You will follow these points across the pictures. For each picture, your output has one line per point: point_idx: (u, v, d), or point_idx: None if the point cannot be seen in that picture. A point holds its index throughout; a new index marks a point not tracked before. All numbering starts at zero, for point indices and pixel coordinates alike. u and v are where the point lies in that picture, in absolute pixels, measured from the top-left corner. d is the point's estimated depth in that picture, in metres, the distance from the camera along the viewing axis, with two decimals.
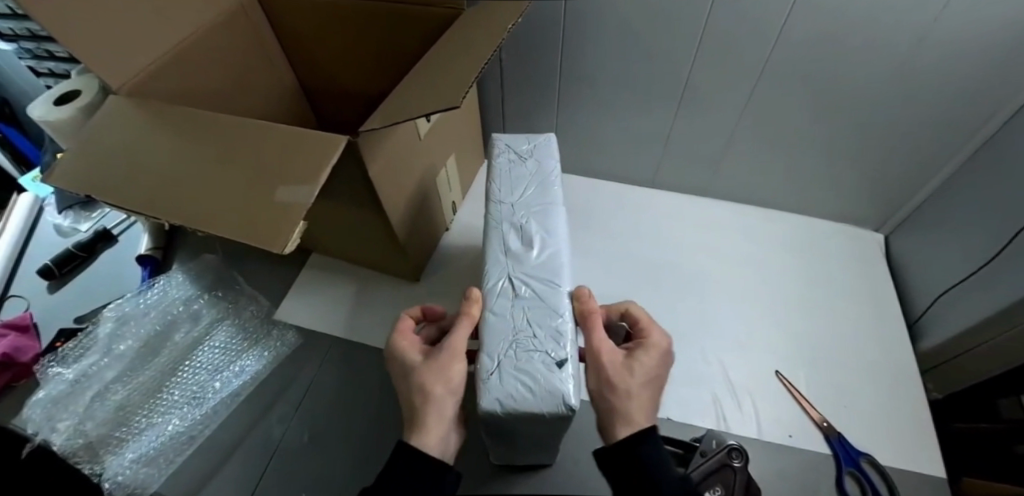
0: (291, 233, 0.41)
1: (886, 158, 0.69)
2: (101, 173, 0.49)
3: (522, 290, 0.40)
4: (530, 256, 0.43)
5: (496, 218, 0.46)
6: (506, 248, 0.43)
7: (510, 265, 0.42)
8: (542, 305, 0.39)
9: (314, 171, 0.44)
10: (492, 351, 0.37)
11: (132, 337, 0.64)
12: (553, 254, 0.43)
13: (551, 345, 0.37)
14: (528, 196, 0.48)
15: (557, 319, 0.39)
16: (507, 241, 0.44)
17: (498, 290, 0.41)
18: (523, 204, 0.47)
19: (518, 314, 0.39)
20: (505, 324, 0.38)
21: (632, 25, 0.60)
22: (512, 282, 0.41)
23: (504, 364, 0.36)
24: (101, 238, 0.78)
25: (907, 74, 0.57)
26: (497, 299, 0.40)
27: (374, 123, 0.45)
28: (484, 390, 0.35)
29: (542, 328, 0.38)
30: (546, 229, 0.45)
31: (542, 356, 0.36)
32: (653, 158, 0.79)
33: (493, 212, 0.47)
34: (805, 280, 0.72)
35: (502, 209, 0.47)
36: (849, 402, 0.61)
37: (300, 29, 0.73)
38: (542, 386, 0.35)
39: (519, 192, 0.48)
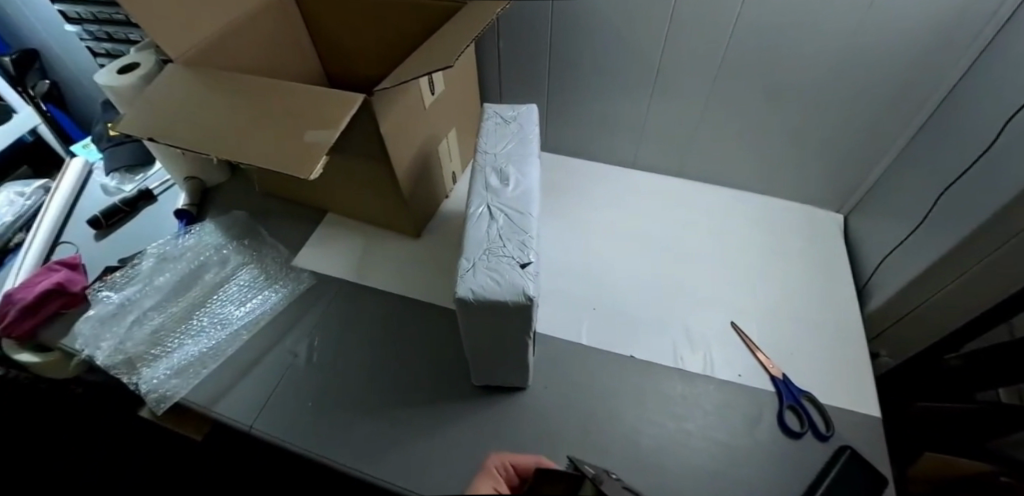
0: (315, 164, 0.51)
1: (839, 141, 0.77)
2: (160, 120, 0.60)
3: (497, 215, 0.50)
4: (505, 190, 0.52)
5: (480, 164, 0.55)
6: (486, 185, 0.53)
7: (489, 197, 0.51)
8: (512, 226, 0.49)
9: (335, 118, 0.54)
10: (469, 256, 0.46)
11: (169, 273, 0.73)
12: (525, 191, 0.52)
13: (518, 253, 0.46)
14: (508, 149, 0.57)
15: (524, 236, 0.48)
16: (488, 181, 0.53)
17: (478, 214, 0.50)
18: (503, 155, 0.56)
19: (492, 231, 0.48)
20: (482, 238, 0.48)
21: (610, 17, 0.70)
22: (489, 209, 0.50)
23: (478, 265, 0.45)
24: (143, 197, 0.88)
25: (848, 60, 0.66)
26: (477, 220, 0.49)
27: (385, 83, 0.55)
28: (461, 282, 0.44)
29: (511, 241, 0.47)
30: (521, 172, 0.54)
31: (509, 260, 0.45)
32: (634, 141, 0.88)
33: (479, 160, 0.56)
34: (765, 251, 0.80)
35: (486, 157, 0.56)
36: (795, 351, 0.68)
37: (328, 19, 0.84)
38: (507, 279, 0.44)
39: (501, 146, 0.58)
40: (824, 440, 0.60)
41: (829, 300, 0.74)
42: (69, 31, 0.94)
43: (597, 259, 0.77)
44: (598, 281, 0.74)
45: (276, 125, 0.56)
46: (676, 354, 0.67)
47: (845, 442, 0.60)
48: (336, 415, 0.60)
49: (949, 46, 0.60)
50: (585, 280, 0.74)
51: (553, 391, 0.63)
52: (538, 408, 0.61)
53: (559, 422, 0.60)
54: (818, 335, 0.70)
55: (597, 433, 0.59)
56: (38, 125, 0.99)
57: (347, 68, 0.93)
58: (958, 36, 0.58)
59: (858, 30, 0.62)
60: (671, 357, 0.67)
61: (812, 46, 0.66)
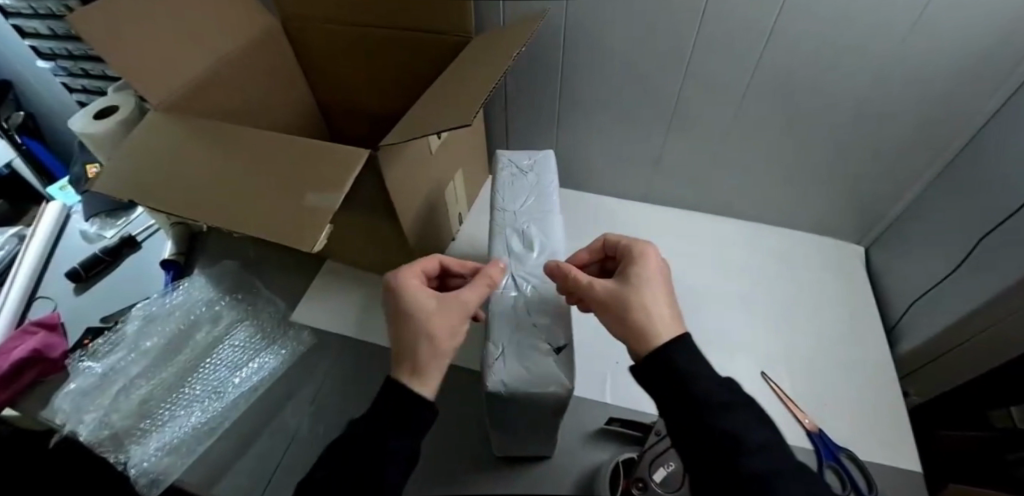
0: (319, 234, 0.46)
1: (862, 173, 0.74)
2: (142, 179, 0.55)
3: (523, 287, 0.45)
4: (530, 257, 0.48)
5: (499, 224, 0.51)
6: (509, 251, 0.48)
7: (513, 265, 0.47)
8: (541, 301, 0.44)
9: (339, 179, 0.49)
10: (496, 339, 0.42)
11: (157, 335, 0.68)
12: (551, 257, 0.48)
13: (550, 334, 0.42)
14: (528, 205, 0.53)
15: (554, 312, 0.44)
16: (510, 245, 0.49)
17: (502, 287, 0.45)
18: (524, 213, 0.52)
19: (520, 308, 0.44)
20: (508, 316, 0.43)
21: (626, 52, 0.66)
22: (514, 280, 0.46)
23: (507, 350, 0.41)
24: (126, 244, 0.83)
25: (877, 95, 0.63)
26: (501, 294, 0.45)
27: (393, 138, 0.50)
28: (490, 372, 0.39)
29: (541, 319, 0.43)
30: (544, 233, 0.50)
31: (541, 343, 0.41)
32: (647, 174, 0.84)
33: (498, 219, 0.52)
34: (788, 288, 0.77)
35: (506, 215, 0.52)
36: (830, 400, 0.65)
37: (322, 53, 0.79)
38: (541, 368, 0.39)
39: (521, 201, 0.53)
40: None
41: (860, 343, 0.71)
42: (42, 66, 0.88)
43: None
44: None
45: (274, 186, 0.51)
46: None
47: None
48: None
49: (984, 82, 0.57)
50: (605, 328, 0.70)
51: (579, 458, 0.59)
52: (563, 479, 0.57)
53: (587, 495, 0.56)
54: (851, 382, 0.67)
55: None
56: (13, 159, 0.94)
57: (343, 102, 0.89)
58: (995, 73, 0.55)
59: (890, 65, 0.59)
60: None
61: (840, 81, 0.63)
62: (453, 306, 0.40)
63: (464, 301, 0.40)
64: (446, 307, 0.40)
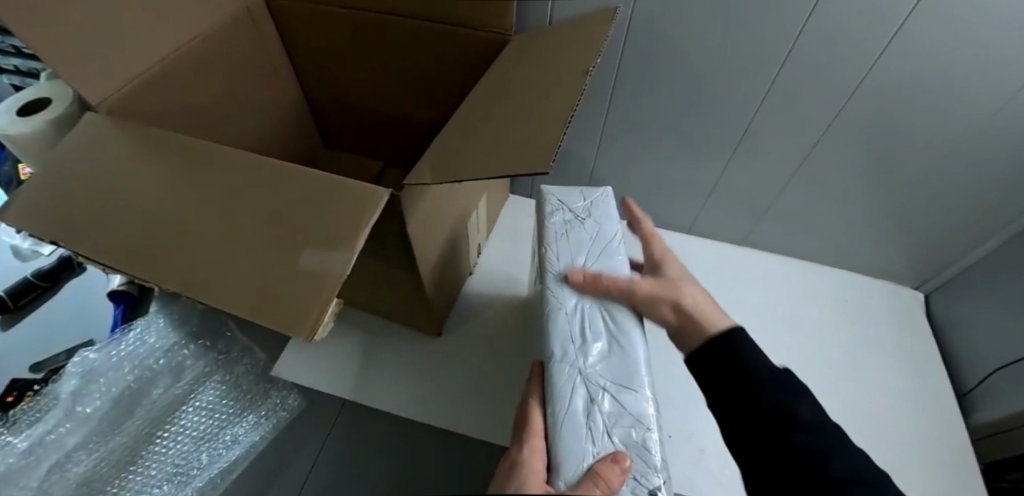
0: (321, 314, 0.33)
1: (947, 217, 0.64)
2: (67, 210, 0.40)
3: (601, 398, 0.33)
4: (603, 348, 0.36)
5: (555, 294, 0.39)
6: (572, 335, 0.36)
7: (580, 359, 0.35)
8: (625, 416, 0.33)
9: (349, 233, 0.36)
10: (570, 477, 0.29)
11: (102, 396, 0.54)
12: (629, 346, 0.36)
13: (639, 468, 0.31)
14: (593, 267, 0.41)
15: (641, 433, 0.33)
16: (574, 328, 0.37)
17: (571, 397, 0.33)
18: (587, 275, 0.40)
19: (597, 426, 0.32)
20: (584, 439, 0.31)
21: (694, 67, 0.55)
22: (586, 385, 0.34)
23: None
24: (67, 266, 0.67)
25: (991, 133, 0.52)
26: (568, 407, 0.33)
27: (423, 176, 0.37)
28: None
29: (626, 447, 0.32)
30: (617, 310, 0.39)
31: (630, 483, 0.30)
32: (695, 203, 0.73)
33: (553, 286, 0.39)
34: (844, 345, 0.69)
35: (564, 281, 0.40)
36: (900, 483, 0.57)
37: (318, 41, 0.64)
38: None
39: (581, 261, 0.41)
40: None
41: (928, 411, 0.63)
42: None
43: None
44: None
45: (256, 235, 0.37)
46: None
47: None
48: None
49: None
50: None
51: None
52: None
53: None
54: (918, 460, 0.60)
55: None
56: None
57: (337, 100, 0.74)
58: None
59: (1021, 99, 0.49)
60: None
61: (949, 115, 0.52)
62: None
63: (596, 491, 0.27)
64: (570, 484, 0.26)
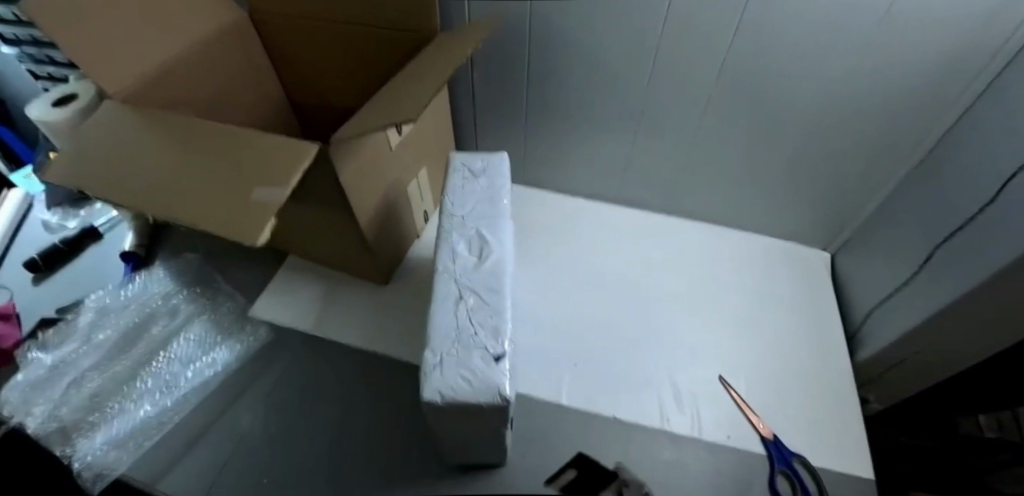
0: (263, 228, 0.46)
1: (828, 178, 0.75)
2: (89, 169, 0.54)
3: (468, 297, 0.45)
4: (477, 264, 0.47)
5: (446, 229, 0.50)
6: (453, 254, 0.48)
7: (458, 271, 0.47)
8: (484, 307, 0.44)
9: (287, 174, 0.49)
10: (437, 347, 0.41)
11: (112, 327, 0.67)
12: (496, 263, 0.47)
13: (491, 343, 0.42)
14: (478, 209, 0.52)
15: (497, 320, 0.43)
16: (456, 250, 0.48)
17: (445, 295, 0.45)
18: (473, 216, 0.51)
19: (462, 312, 0.44)
20: (451, 323, 0.43)
21: (590, 54, 0.67)
22: (460, 287, 0.45)
23: (445, 359, 0.40)
24: (87, 234, 0.81)
25: (840, 97, 0.63)
26: (443, 302, 0.44)
27: (344, 134, 0.49)
28: (427, 384, 0.39)
29: (482, 327, 0.43)
30: (494, 239, 0.50)
31: (481, 352, 0.41)
32: (617, 176, 0.85)
33: (446, 223, 0.51)
34: (752, 294, 0.77)
35: (454, 220, 0.51)
36: (784, 405, 0.66)
37: (292, 46, 0.78)
38: (479, 387, 0.39)
39: (471, 205, 0.53)
40: None
41: (816, 348, 0.72)
42: (7, 52, 0.86)
43: (579, 308, 0.72)
44: (579, 330, 0.70)
45: (222, 179, 0.51)
46: (661, 412, 0.63)
47: None
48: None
49: (950, 86, 0.58)
50: (561, 329, 0.70)
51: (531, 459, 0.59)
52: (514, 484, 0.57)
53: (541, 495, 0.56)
54: (807, 387, 0.68)
55: None
56: None
57: (313, 96, 0.88)
58: (959, 78, 0.56)
59: (856, 70, 0.60)
60: (658, 417, 0.63)
61: (802, 84, 0.63)
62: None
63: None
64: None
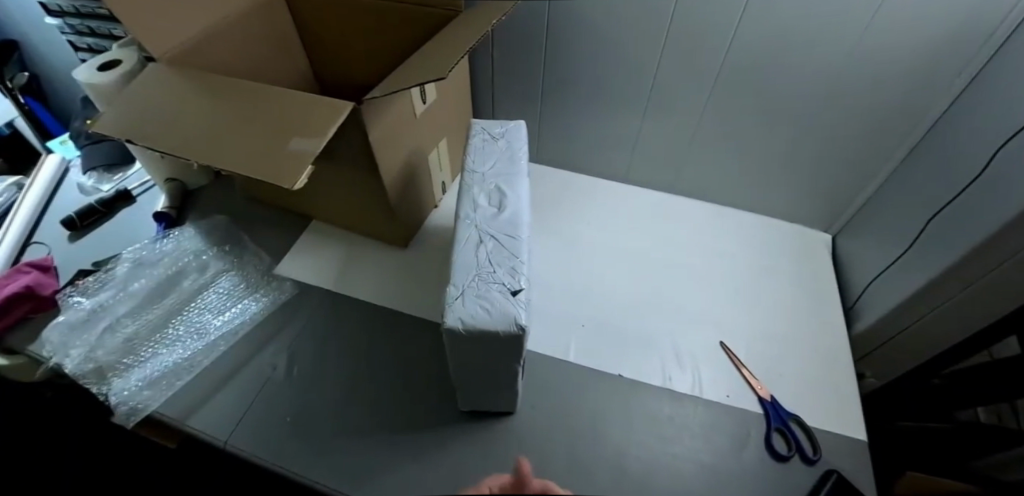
0: (300, 173, 0.49)
1: (829, 159, 0.78)
2: (137, 122, 0.58)
3: (487, 241, 0.48)
4: (496, 213, 0.51)
5: (467, 184, 0.54)
6: (473, 205, 0.52)
7: (478, 218, 0.50)
8: (502, 250, 0.47)
9: (323, 127, 0.52)
10: (458, 282, 0.45)
11: (146, 278, 0.71)
12: (514, 213, 0.51)
13: (509, 280, 0.45)
14: (497, 167, 0.56)
15: (514, 262, 0.47)
16: (477, 201, 0.52)
17: (466, 238, 0.48)
18: (492, 173, 0.55)
19: (481, 253, 0.47)
20: (471, 262, 0.46)
21: (604, 33, 0.70)
22: (480, 233, 0.49)
23: (467, 292, 0.44)
24: (121, 197, 0.86)
25: (839, 78, 0.67)
26: (464, 244, 0.48)
27: (376, 93, 0.53)
28: (449, 312, 0.42)
29: (501, 266, 0.46)
30: (511, 193, 0.53)
31: (499, 287, 0.44)
32: (627, 156, 0.88)
33: (467, 178, 0.55)
34: (754, 271, 0.80)
35: (474, 176, 0.55)
36: (781, 371, 0.69)
37: (321, 22, 0.82)
38: (497, 315, 0.42)
39: (490, 164, 0.56)
40: (812, 464, 0.59)
41: (815, 321, 0.75)
42: (51, 24, 0.91)
43: (587, 276, 0.76)
44: (586, 295, 0.73)
45: (262, 132, 0.55)
46: (664, 372, 0.66)
47: (831, 466, 0.59)
48: (311, 436, 0.58)
49: (945, 69, 0.61)
50: (570, 294, 0.73)
51: (540, 410, 0.62)
52: (522, 431, 0.60)
53: (548, 442, 0.59)
54: (805, 356, 0.70)
55: (584, 455, 0.58)
56: (15, 118, 0.93)
57: (337, 73, 0.92)
58: (952, 60, 0.60)
59: (855, 52, 0.63)
60: (662, 376, 0.66)
61: (805, 66, 0.67)
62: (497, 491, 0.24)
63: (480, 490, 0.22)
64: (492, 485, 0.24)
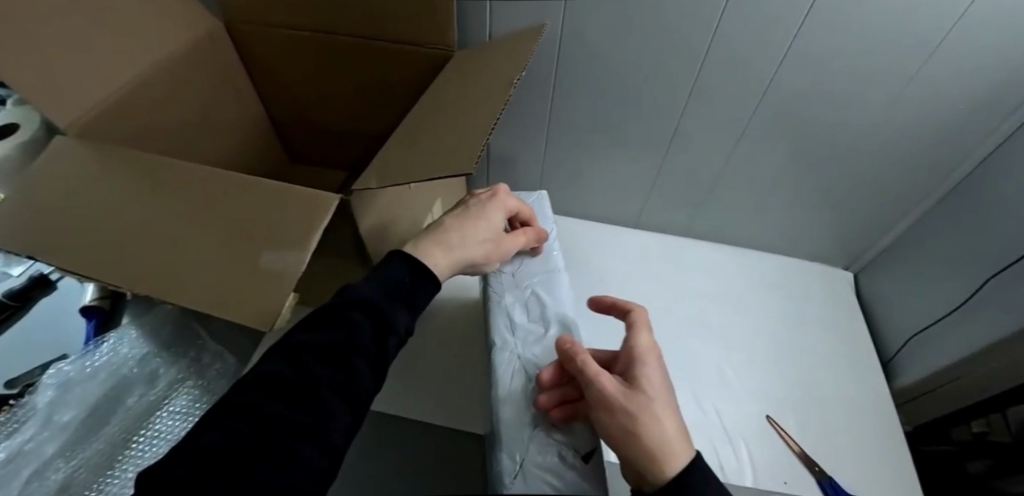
0: (279, 306, 0.37)
1: (859, 200, 0.72)
2: (42, 226, 0.44)
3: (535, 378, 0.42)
4: (538, 335, 0.46)
5: (495, 289, 0.49)
6: (511, 322, 0.47)
7: (518, 346, 0.45)
8: None
9: (302, 236, 0.40)
10: (511, 450, 0.37)
11: (77, 405, 0.57)
12: (559, 332, 0.46)
13: (574, 438, 0.38)
14: (528, 267, 0.52)
15: None
16: (513, 318, 0.47)
17: (509, 375, 0.43)
18: (523, 274, 0.51)
19: (532, 398, 0.41)
20: (520, 411, 0.40)
21: (623, 74, 0.61)
22: (524, 366, 0.43)
23: (525, 462, 0.37)
24: (37, 285, 0.67)
25: (882, 120, 0.61)
26: (509, 384, 0.42)
27: (368, 182, 0.42)
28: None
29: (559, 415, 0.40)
30: (549, 303, 0.49)
31: (564, 450, 0.38)
32: (639, 199, 0.80)
33: (495, 284, 0.50)
34: (784, 322, 0.74)
35: (504, 279, 0.50)
36: (832, 441, 0.63)
37: (278, 62, 0.68)
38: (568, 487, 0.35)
39: (519, 262, 0.52)
40: None
41: (852, 376, 0.70)
42: None
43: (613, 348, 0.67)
44: None
45: (222, 240, 0.42)
46: (716, 461, 0.59)
47: None
48: None
49: (998, 110, 0.56)
50: None
51: None
52: None
53: None
54: (849, 419, 0.65)
55: None
56: None
57: (301, 117, 0.78)
58: (1006, 102, 0.55)
59: (904, 94, 0.57)
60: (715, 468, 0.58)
61: (846, 109, 0.60)
62: (620, 440, 0.33)
63: (647, 364, 0.37)
64: (629, 394, 0.34)
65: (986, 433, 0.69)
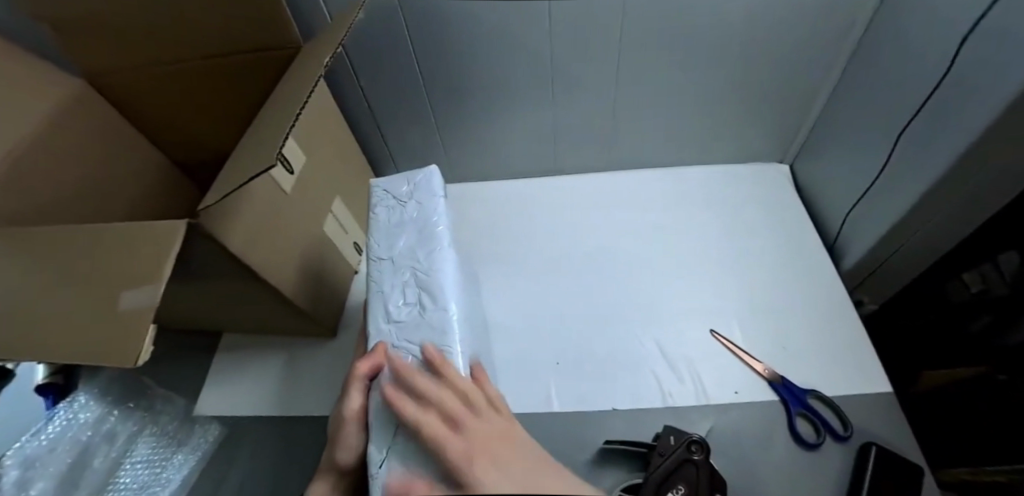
0: (141, 340, 0.37)
1: (765, 93, 0.68)
2: None
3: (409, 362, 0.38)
4: (417, 317, 0.41)
5: (375, 281, 0.45)
6: (387, 309, 0.43)
7: (393, 332, 0.41)
8: None
9: (156, 265, 0.40)
10: (378, 441, 0.34)
11: (44, 477, 0.59)
12: (440, 319, 0.40)
13: None
14: (408, 246, 0.46)
15: None
16: (390, 303, 0.43)
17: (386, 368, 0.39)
18: (404, 256, 0.45)
19: None
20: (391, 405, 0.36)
21: (475, 29, 0.58)
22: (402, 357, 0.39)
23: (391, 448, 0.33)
24: None
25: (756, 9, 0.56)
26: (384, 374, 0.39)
27: (211, 200, 0.38)
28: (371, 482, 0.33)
29: None
30: (432, 283, 0.42)
31: None
32: (549, 146, 0.78)
33: (373, 271, 0.45)
34: (719, 233, 0.72)
35: (382, 265, 0.45)
36: (779, 340, 0.62)
37: (151, 102, 0.68)
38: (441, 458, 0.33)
39: (397, 243, 0.46)
40: (845, 442, 0.53)
41: (797, 271, 0.68)
42: None
43: (546, 297, 0.68)
44: (553, 324, 0.65)
45: (88, 291, 0.42)
46: (660, 389, 0.58)
47: (866, 438, 0.53)
48: None
49: None
50: (537, 330, 0.65)
51: None
52: None
53: None
54: (796, 313, 0.64)
55: None
56: None
57: (196, 149, 0.76)
58: None
59: None
60: (659, 395, 0.58)
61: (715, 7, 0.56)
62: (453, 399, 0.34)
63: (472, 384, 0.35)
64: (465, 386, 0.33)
65: (984, 290, 0.66)
